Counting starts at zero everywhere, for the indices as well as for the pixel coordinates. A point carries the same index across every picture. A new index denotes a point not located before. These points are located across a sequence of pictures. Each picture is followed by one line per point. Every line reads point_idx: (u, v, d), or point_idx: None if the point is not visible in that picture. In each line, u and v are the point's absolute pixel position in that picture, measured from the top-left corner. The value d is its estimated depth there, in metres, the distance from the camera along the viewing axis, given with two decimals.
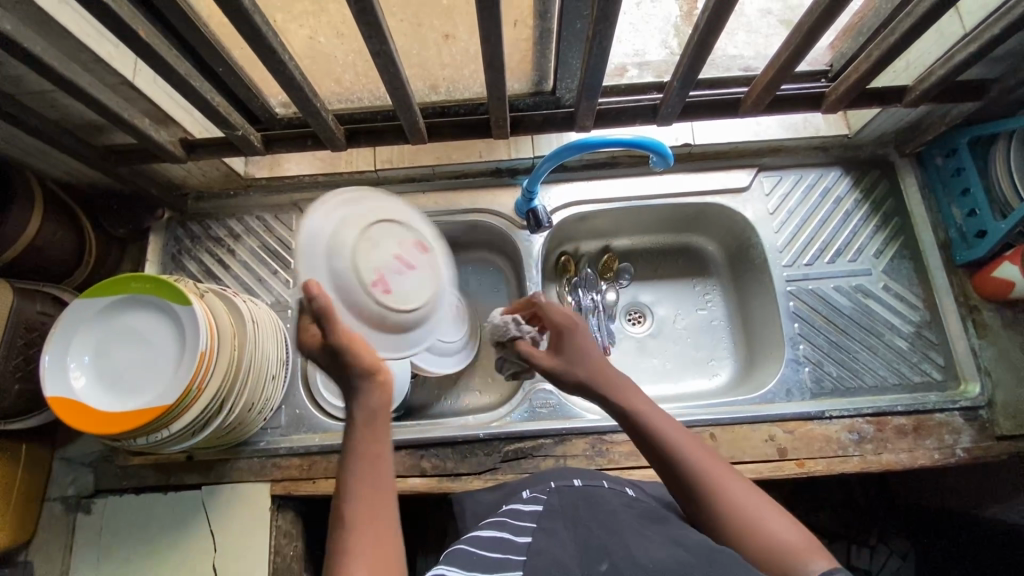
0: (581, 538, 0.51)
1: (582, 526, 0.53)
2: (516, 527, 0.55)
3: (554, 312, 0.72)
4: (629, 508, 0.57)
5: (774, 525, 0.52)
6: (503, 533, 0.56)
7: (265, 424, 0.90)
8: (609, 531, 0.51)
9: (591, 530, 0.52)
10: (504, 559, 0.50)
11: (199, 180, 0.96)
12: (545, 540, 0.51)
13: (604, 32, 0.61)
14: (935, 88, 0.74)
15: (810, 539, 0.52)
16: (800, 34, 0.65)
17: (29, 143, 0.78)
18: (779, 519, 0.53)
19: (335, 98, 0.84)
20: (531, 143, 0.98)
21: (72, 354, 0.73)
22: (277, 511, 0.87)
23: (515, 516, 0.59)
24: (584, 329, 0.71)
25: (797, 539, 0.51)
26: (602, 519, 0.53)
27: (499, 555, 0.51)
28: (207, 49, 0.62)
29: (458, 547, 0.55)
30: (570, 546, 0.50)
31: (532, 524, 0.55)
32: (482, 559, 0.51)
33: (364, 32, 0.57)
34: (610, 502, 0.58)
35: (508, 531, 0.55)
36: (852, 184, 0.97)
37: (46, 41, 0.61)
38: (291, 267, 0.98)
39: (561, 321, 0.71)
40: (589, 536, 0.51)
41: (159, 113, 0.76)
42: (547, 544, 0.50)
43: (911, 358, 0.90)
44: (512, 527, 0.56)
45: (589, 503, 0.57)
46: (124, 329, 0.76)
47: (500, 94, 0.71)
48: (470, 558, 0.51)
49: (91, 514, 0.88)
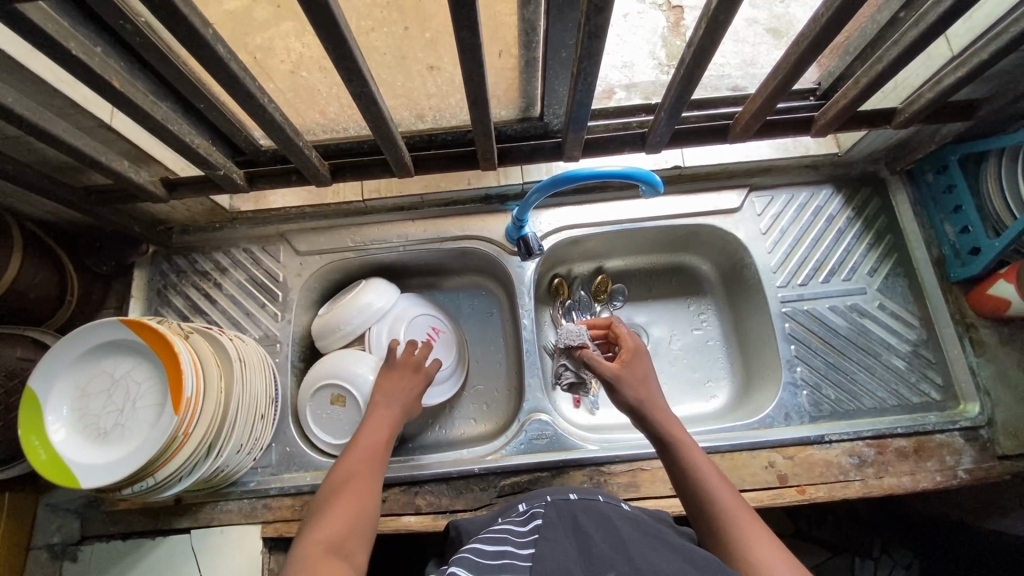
0: (587, 550, 0.49)
1: (585, 537, 0.51)
2: (515, 539, 0.53)
3: (629, 338, 0.77)
4: (628, 519, 0.55)
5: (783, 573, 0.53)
6: (501, 544, 0.52)
7: (255, 464, 0.88)
8: (613, 545, 0.50)
9: (595, 542, 0.50)
10: (508, 567, 0.48)
11: (183, 214, 0.95)
12: (550, 551, 0.49)
13: (589, 69, 0.61)
14: (925, 111, 0.74)
15: None
16: (789, 63, 0.64)
17: (6, 185, 0.76)
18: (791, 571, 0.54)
19: (320, 128, 0.83)
20: (520, 170, 0.96)
21: (86, 373, 0.74)
22: (269, 554, 0.85)
23: (509, 528, 0.56)
24: (648, 360, 0.75)
25: None
26: (605, 532, 0.52)
27: (501, 563, 0.48)
28: (186, 93, 0.60)
29: (456, 556, 0.52)
30: (575, 557, 0.48)
31: (532, 535, 0.52)
32: (484, 566, 0.48)
33: (345, 75, 0.56)
34: (610, 513, 0.56)
35: (509, 542, 0.52)
36: (844, 202, 0.97)
37: (18, 89, 0.60)
38: (279, 300, 0.96)
39: (632, 345, 0.76)
40: (595, 548, 0.49)
41: (139, 153, 0.75)
42: (553, 556, 0.48)
43: (909, 378, 0.89)
44: (508, 538, 0.53)
45: (589, 513, 0.55)
46: (129, 353, 0.74)
47: (486, 128, 0.70)
48: (468, 569, 0.49)
49: (77, 562, 0.85)
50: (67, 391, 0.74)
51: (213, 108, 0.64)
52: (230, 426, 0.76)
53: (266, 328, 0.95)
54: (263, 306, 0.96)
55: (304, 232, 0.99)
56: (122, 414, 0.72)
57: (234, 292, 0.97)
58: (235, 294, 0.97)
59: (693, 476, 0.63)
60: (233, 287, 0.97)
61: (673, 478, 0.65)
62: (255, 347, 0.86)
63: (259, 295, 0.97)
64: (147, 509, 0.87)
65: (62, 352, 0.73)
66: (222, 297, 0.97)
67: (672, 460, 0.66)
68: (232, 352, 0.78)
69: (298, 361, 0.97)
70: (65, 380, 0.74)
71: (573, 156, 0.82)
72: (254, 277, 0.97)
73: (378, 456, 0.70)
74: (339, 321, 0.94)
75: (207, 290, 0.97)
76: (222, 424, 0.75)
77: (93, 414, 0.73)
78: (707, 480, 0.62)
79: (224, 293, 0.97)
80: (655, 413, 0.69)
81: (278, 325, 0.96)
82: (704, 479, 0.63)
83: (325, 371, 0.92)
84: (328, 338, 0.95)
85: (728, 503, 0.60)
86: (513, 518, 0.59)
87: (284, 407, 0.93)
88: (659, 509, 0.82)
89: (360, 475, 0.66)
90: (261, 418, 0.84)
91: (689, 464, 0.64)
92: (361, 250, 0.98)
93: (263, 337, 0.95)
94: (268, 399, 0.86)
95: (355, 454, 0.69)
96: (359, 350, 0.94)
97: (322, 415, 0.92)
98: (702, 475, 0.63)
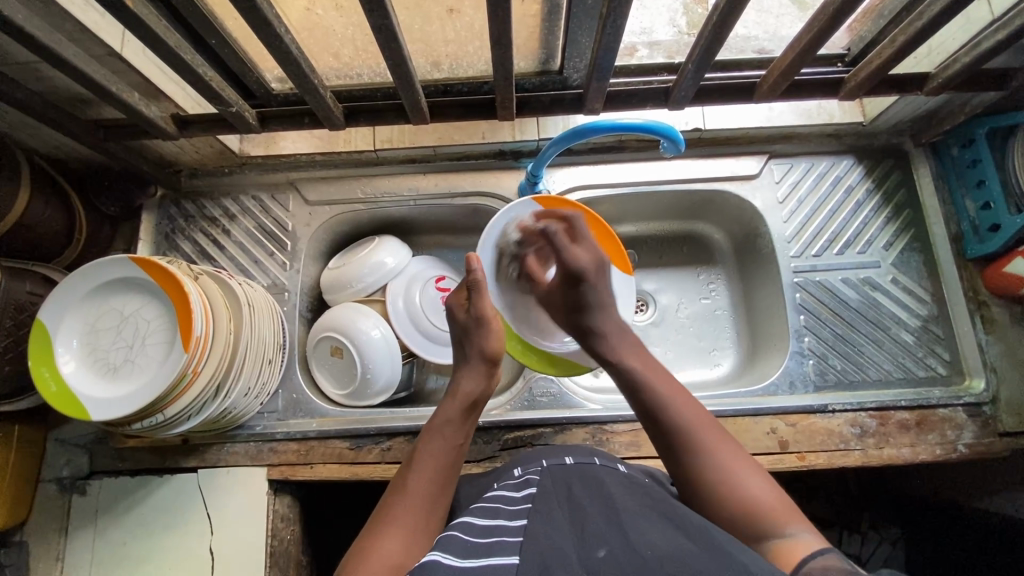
0: (579, 522, 0.49)
1: (576, 507, 0.51)
2: (507, 510, 0.53)
3: (587, 245, 0.73)
4: (622, 484, 0.56)
5: (754, 485, 0.57)
6: (492, 517, 0.52)
7: (262, 408, 0.89)
8: (604, 514, 0.50)
9: (588, 512, 0.50)
10: (499, 543, 0.47)
11: (193, 157, 0.93)
12: (541, 523, 0.49)
13: (618, 11, 0.58)
14: (958, 77, 0.72)
15: (783, 499, 0.56)
16: (825, 16, 0.62)
17: (14, 116, 0.75)
18: (759, 480, 0.57)
19: (333, 73, 0.80)
20: (537, 125, 0.95)
21: (105, 305, 0.74)
22: (274, 496, 0.87)
23: (504, 497, 0.57)
24: (602, 276, 0.71)
25: (773, 500, 0.56)
26: (597, 501, 0.52)
27: (492, 539, 0.48)
28: (198, 22, 0.58)
29: (446, 530, 0.52)
30: (566, 531, 0.48)
31: (526, 505, 0.53)
32: (474, 545, 0.47)
33: (366, 5, 0.54)
34: (605, 479, 0.56)
35: (500, 514, 0.52)
36: (864, 174, 0.95)
37: (27, 8, 0.58)
38: (288, 248, 0.96)
39: (586, 264, 0.70)
40: (587, 520, 0.49)
41: (150, 87, 0.73)
42: (544, 530, 0.48)
43: (916, 353, 0.89)
44: (501, 509, 0.53)
45: (584, 481, 0.55)
46: (143, 291, 0.74)
47: (507, 74, 0.68)
48: (459, 543, 0.48)
49: (86, 496, 0.87)
50: (79, 325, 0.74)
51: (225, 42, 0.62)
52: (239, 368, 0.77)
53: (275, 277, 0.95)
54: (272, 254, 0.95)
55: (314, 181, 0.97)
56: (131, 351, 0.72)
57: (243, 239, 0.96)
58: (244, 241, 0.96)
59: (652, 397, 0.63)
60: (242, 235, 0.96)
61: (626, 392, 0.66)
62: (264, 293, 0.86)
63: (268, 244, 0.96)
64: (154, 448, 0.88)
65: (74, 286, 0.72)
66: (230, 244, 0.96)
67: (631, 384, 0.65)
68: (241, 298, 0.78)
69: (306, 311, 0.97)
70: (76, 312, 0.74)
71: (593, 110, 0.80)
72: (263, 225, 0.96)
73: (456, 445, 0.64)
74: (351, 276, 0.93)
75: (216, 235, 0.96)
76: (230, 366, 0.76)
77: (104, 349, 0.73)
78: (666, 399, 0.62)
79: (232, 240, 0.96)
80: (616, 339, 0.69)
81: (287, 274, 0.95)
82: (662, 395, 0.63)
83: (329, 322, 0.91)
84: (337, 292, 0.95)
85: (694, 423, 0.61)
86: (509, 483, 0.60)
87: (292, 354, 0.93)
88: (659, 468, 0.83)
89: (442, 468, 0.61)
90: (269, 362, 0.85)
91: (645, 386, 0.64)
92: (372, 203, 0.97)
93: (272, 285, 0.95)
94: (276, 344, 0.87)
95: (434, 443, 0.63)
96: (365, 305, 0.93)
97: (325, 365, 0.92)
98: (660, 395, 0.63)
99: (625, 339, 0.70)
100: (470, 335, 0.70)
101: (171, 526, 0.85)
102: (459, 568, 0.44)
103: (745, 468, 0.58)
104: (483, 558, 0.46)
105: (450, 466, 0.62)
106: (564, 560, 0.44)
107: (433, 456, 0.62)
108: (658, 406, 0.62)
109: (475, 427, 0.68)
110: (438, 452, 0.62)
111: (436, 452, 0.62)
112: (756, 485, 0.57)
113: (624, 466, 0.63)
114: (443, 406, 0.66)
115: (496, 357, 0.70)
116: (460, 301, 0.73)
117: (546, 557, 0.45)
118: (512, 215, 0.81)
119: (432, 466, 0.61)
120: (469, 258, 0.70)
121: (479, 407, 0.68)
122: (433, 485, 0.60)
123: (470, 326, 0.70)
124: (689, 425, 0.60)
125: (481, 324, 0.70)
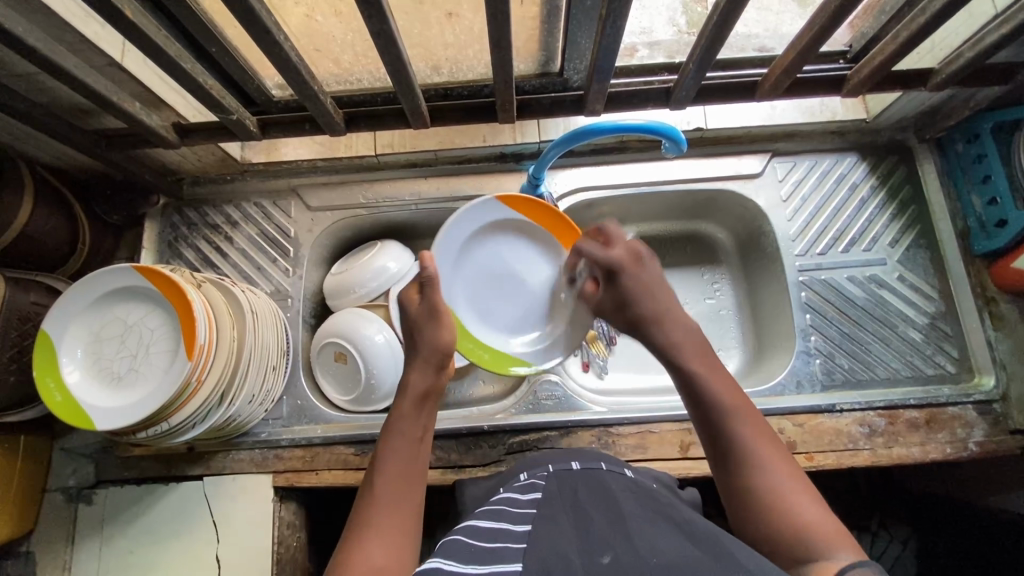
0: (584, 528, 0.48)
1: (582, 513, 0.51)
2: (512, 514, 0.53)
3: (621, 242, 0.73)
4: (627, 489, 0.55)
5: (801, 504, 0.52)
6: (497, 520, 0.52)
7: (267, 415, 0.89)
8: (610, 520, 0.49)
9: (592, 518, 0.50)
10: (504, 548, 0.47)
11: (195, 165, 0.93)
12: (546, 529, 0.49)
13: (618, 11, 0.58)
14: (962, 71, 0.71)
15: (837, 525, 0.51)
16: (827, 13, 0.61)
17: (16, 127, 0.75)
18: (809, 501, 0.53)
19: (333, 79, 0.80)
20: (537, 127, 0.94)
21: (100, 313, 0.74)
22: (280, 503, 0.87)
23: (509, 500, 0.56)
24: (644, 271, 0.71)
25: (821, 521, 0.51)
26: (603, 507, 0.51)
27: (495, 544, 0.47)
28: (197, 31, 0.58)
29: (450, 533, 0.51)
30: (571, 536, 0.48)
31: (531, 510, 0.52)
32: (480, 549, 0.47)
33: (365, 10, 0.54)
34: (610, 485, 0.56)
35: (505, 518, 0.52)
36: (868, 170, 0.94)
37: (26, 19, 0.58)
38: (291, 255, 0.96)
39: (621, 262, 0.71)
40: (591, 525, 0.48)
41: (150, 96, 0.73)
42: (548, 534, 0.48)
43: (925, 351, 0.88)
44: (506, 514, 0.53)
45: (590, 487, 0.55)
46: (134, 298, 0.74)
47: (506, 76, 0.68)
48: (462, 548, 0.48)
49: (93, 505, 0.87)
50: (83, 335, 0.74)
51: (225, 51, 0.62)
52: (243, 376, 0.77)
53: (277, 283, 0.95)
54: (274, 261, 0.95)
55: (316, 187, 0.97)
56: (135, 361, 0.72)
57: (246, 246, 0.96)
58: (246, 248, 0.96)
59: (709, 398, 0.61)
60: (244, 241, 0.96)
61: (682, 393, 0.64)
62: (267, 299, 0.86)
63: (271, 251, 0.96)
64: (160, 456, 0.88)
65: (78, 295, 0.73)
66: (233, 251, 0.96)
67: (693, 390, 0.62)
68: (245, 306, 0.78)
69: (309, 316, 0.97)
70: (79, 322, 0.74)
71: (593, 111, 0.79)
72: (266, 232, 0.96)
73: (417, 440, 0.63)
74: (356, 281, 0.93)
75: (219, 242, 0.96)
76: (235, 374, 0.76)
77: (106, 359, 0.73)
78: (731, 404, 0.60)
79: (235, 247, 0.96)
80: (670, 326, 0.67)
81: (290, 280, 0.95)
82: (726, 406, 0.60)
83: (332, 328, 0.91)
84: (340, 298, 0.95)
85: (754, 439, 0.57)
86: (514, 487, 0.60)
87: (296, 360, 0.93)
88: (666, 471, 0.82)
89: (408, 466, 0.61)
90: (273, 369, 0.85)
91: (707, 393, 0.61)
92: (374, 208, 0.97)
93: (275, 291, 0.95)
94: (280, 351, 0.87)
95: (396, 442, 0.63)
96: (368, 310, 0.93)
97: (329, 371, 0.92)
98: (727, 403, 0.60)
99: (689, 336, 0.66)
100: (421, 328, 0.70)
101: (177, 534, 0.85)
102: (462, 571, 0.44)
103: (799, 489, 0.54)
104: (487, 563, 0.45)
105: (415, 464, 0.62)
106: (567, 563, 0.44)
107: (398, 454, 0.61)
108: (716, 406, 0.60)
109: (434, 419, 0.67)
110: (402, 449, 0.62)
111: (400, 450, 0.62)
112: (808, 507, 0.52)
113: (630, 469, 0.63)
114: (395, 402, 0.66)
115: (444, 350, 0.70)
116: (412, 295, 0.73)
117: (549, 561, 0.44)
118: (473, 217, 0.83)
119: (397, 464, 0.61)
120: (420, 257, 0.71)
121: (435, 396, 0.68)
122: (400, 484, 0.59)
123: (422, 317, 0.71)
124: (746, 430, 0.58)
125: (429, 317, 0.70)
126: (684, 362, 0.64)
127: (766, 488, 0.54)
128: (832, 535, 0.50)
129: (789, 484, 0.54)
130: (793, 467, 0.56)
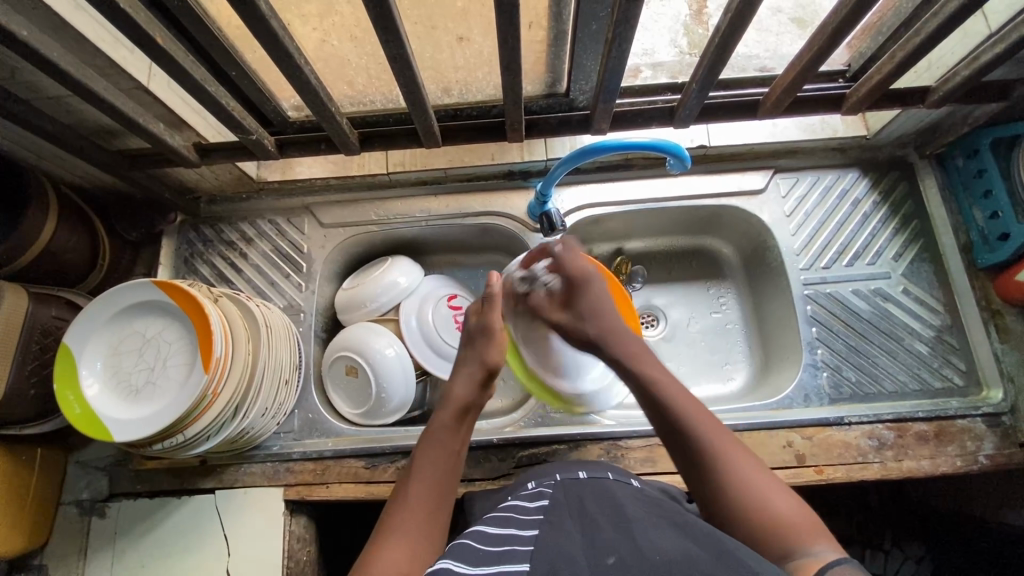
0: (589, 532, 0.49)
1: (588, 518, 0.51)
2: (518, 521, 0.53)
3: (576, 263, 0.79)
4: (633, 496, 0.56)
5: (774, 497, 0.55)
6: (504, 526, 0.52)
7: (278, 428, 0.90)
8: (615, 524, 0.50)
9: (598, 522, 0.50)
10: (510, 552, 0.47)
11: (212, 183, 0.96)
12: (551, 534, 0.49)
13: (624, 34, 0.60)
14: (959, 89, 0.73)
15: (807, 514, 0.54)
16: (825, 34, 0.64)
17: (43, 147, 0.78)
18: (782, 494, 0.55)
19: (347, 101, 0.83)
20: (544, 146, 0.97)
21: (125, 326, 0.76)
22: (290, 516, 0.87)
23: (518, 507, 0.57)
24: (594, 284, 0.78)
25: (794, 513, 0.53)
26: (608, 512, 0.52)
27: (502, 549, 0.48)
28: (221, 56, 0.61)
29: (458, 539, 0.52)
30: (576, 539, 0.48)
31: (538, 516, 0.53)
32: (486, 554, 0.47)
33: (383, 36, 0.57)
34: (616, 493, 0.56)
35: (511, 524, 0.53)
36: (870, 186, 0.96)
37: (62, 46, 0.61)
38: (303, 270, 0.98)
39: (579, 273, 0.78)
40: (597, 530, 0.49)
41: (172, 117, 0.76)
42: (555, 539, 0.48)
43: (932, 364, 0.89)
44: (514, 519, 0.54)
45: (596, 495, 0.56)
46: (156, 314, 0.76)
47: (516, 97, 0.71)
48: (469, 553, 0.48)
49: (105, 519, 0.88)
50: (103, 347, 0.76)
51: (246, 75, 0.65)
52: (256, 389, 0.78)
53: (290, 298, 0.97)
54: (287, 276, 0.98)
55: (328, 205, 1.00)
56: (152, 373, 0.74)
57: (260, 262, 0.98)
58: (260, 263, 0.98)
59: (667, 401, 0.63)
60: (258, 257, 0.99)
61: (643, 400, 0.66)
62: (280, 313, 0.88)
63: (284, 266, 0.98)
64: (174, 469, 0.89)
65: (99, 308, 0.74)
66: (247, 267, 0.98)
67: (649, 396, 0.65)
68: (260, 318, 0.80)
69: (320, 331, 0.99)
70: (100, 335, 0.76)
71: (600, 130, 0.81)
72: (279, 248, 0.99)
73: (450, 457, 0.64)
74: (364, 297, 0.95)
75: (233, 259, 0.99)
76: (248, 387, 0.77)
77: (126, 371, 0.74)
78: (690, 409, 0.62)
79: (250, 263, 0.98)
80: (616, 341, 0.72)
81: (302, 295, 0.97)
82: (683, 410, 0.62)
83: (343, 342, 0.92)
84: (351, 312, 0.96)
85: (716, 438, 0.60)
86: (522, 496, 0.60)
87: (308, 374, 0.94)
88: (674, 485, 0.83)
89: (438, 482, 0.62)
90: (286, 381, 0.86)
91: (664, 398, 0.64)
92: (385, 225, 0.99)
93: (287, 306, 0.97)
94: (293, 365, 0.88)
95: (425, 458, 0.63)
96: (379, 324, 0.95)
97: (340, 385, 0.93)
98: (680, 402, 0.63)
99: (637, 343, 0.72)
100: (475, 342, 0.73)
101: (188, 548, 0.85)
102: None
103: (769, 485, 0.56)
104: (494, 566, 0.46)
105: (445, 482, 0.62)
106: (572, 564, 0.44)
107: (431, 469, 0.62)
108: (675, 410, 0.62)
109: (470, 433, 0.69)
110: (433, 463, 0.63)
111: (430, 466, 0.63)
112: (778, 499, 0.55)
113: (635, 479, 0.64)
114: (433, 416, 0.68)
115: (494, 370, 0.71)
116: (475, 313, 0.76)
117: (555, 562, 0.45)
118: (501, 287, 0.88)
119: (429, 480, 0.61)
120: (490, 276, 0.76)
121: (472, 411, 0.70)
122: (430, 498, 0.60)
123: (477, 332, 0.73)
124: (705, 429, 0.60)
125: (484, 335, 0.73)
126: (638, 367, 0.68)
127: (736, 487, 0.56)
128: (805, 525, 0.52)
129: (758, 478, 0.57)
130: (760, 464, 0.58)
